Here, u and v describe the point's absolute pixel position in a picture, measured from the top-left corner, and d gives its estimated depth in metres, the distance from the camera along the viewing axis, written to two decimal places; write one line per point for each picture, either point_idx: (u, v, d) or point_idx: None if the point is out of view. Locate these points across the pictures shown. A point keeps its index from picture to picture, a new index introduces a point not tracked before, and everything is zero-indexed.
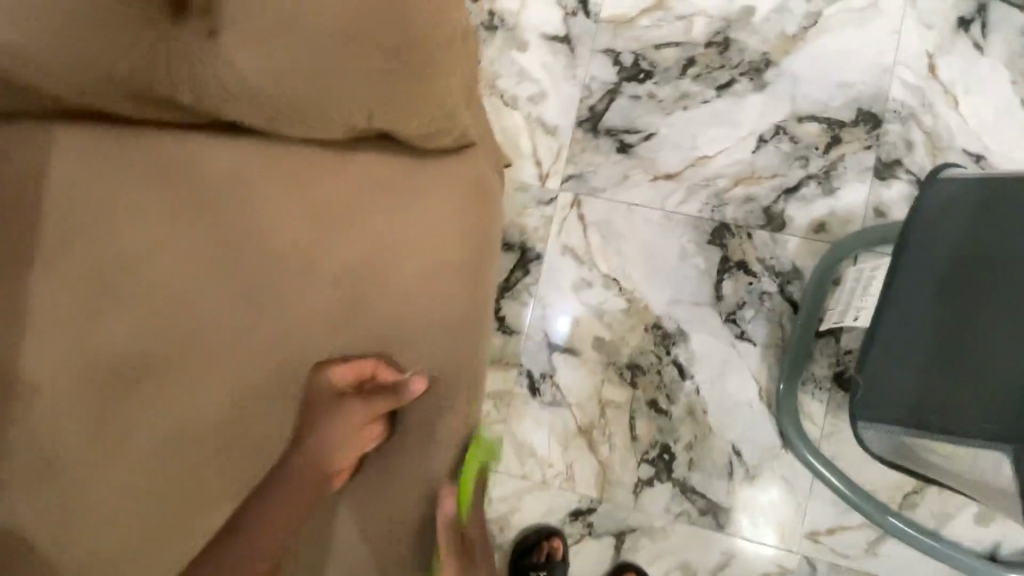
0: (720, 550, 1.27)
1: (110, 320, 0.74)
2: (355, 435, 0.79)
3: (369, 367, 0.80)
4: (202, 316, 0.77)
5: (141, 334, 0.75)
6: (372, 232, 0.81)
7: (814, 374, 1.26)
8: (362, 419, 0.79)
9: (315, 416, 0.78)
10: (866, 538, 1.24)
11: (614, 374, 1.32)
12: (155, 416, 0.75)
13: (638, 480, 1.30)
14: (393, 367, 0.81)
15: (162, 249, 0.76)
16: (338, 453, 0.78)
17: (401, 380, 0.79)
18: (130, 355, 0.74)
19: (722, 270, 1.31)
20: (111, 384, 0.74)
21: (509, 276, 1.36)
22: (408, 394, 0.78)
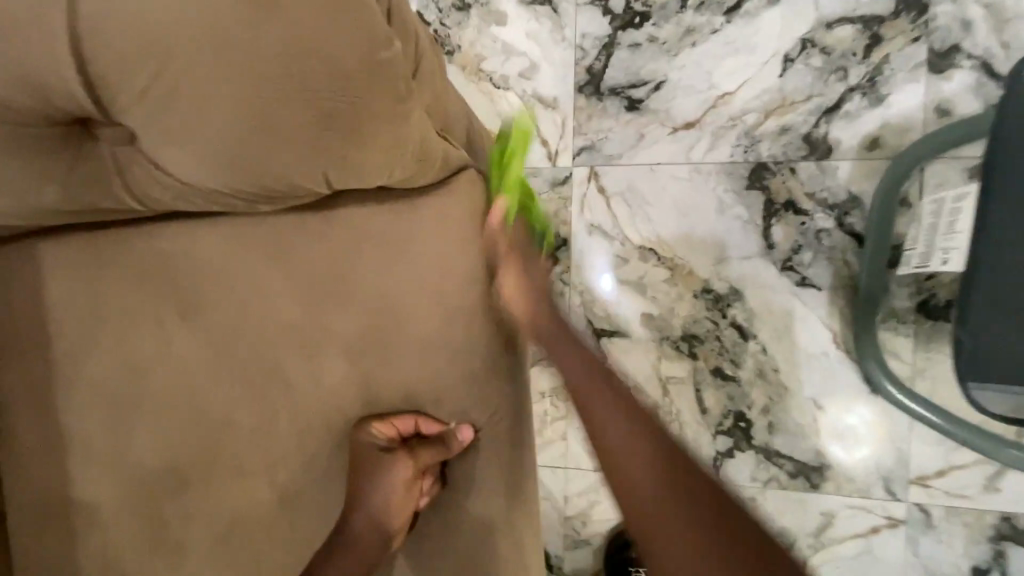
0: (820, 510, 1.18)
1: (140, 428, 0.75)
2: (407, 490, 0.75)
3: (409, 422, 0.76)
4: (223, 410, 0.75)
5: (162, 442, 0.75)
6: (391, 284, 0.75)
7: (894, 309, 1.13)
8: (411, 474, 0.76)
9: (362, 476, 0.75)
10: (983, 474, 1.11)
11: (670, 348, 1.24)
12: (203, 509, 0.76)
13: (716, 454, 1.22)
14: (434, 418, 0.77)
15: (162, 352, 0.74)
16: (395, 510, 0.74)
17: (448, 429, 0.76)
18: (158, 463, 0.76)
19: (768, 216, 1.19)
20: (151, 491, 0.76)
21: (538, 268, 1.29)
22: (457, 444, 0.76)
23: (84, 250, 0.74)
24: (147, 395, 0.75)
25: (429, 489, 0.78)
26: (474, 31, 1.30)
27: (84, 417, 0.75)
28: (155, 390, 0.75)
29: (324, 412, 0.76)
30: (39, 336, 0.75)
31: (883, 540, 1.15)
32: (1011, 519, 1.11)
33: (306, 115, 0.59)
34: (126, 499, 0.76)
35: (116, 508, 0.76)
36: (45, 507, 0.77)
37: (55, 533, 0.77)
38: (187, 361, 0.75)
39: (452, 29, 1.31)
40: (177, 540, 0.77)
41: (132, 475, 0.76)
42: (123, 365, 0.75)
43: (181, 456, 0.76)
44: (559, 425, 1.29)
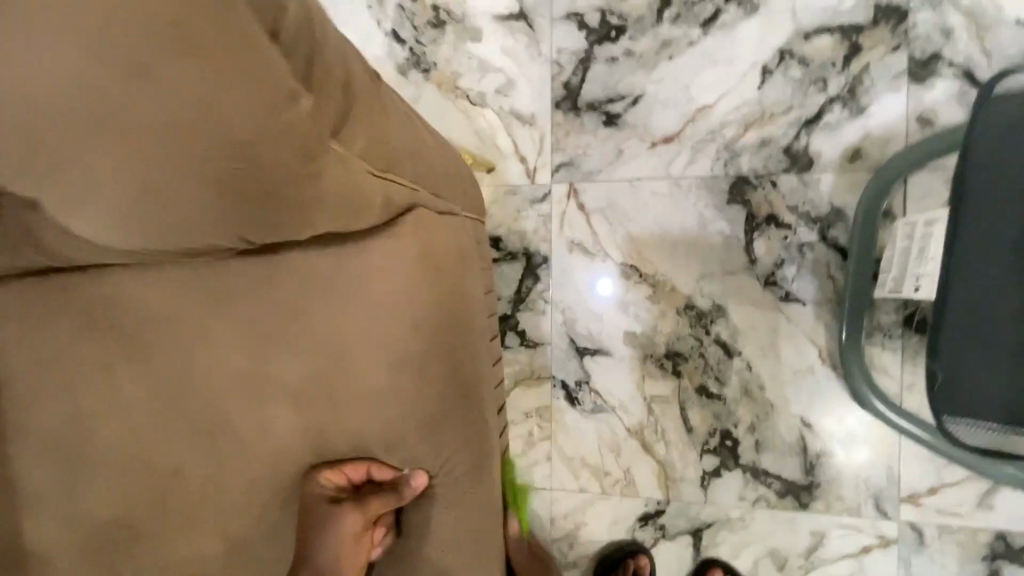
0: (809, 530, 1.15)
1: (97, 475, 0.75)
2: (356, 543, 0.72)
3: (361, 468, 0.73)
4: (180, 459, 0.75)
5: (113, 489, 0.75)
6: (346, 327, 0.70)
7: (881, 324, 1.11)
8: (361, 524, 0.72)
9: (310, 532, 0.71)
10: (976, 492, 1.08)
11: (654, 367, 1.21)
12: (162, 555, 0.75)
13: (703, 473, 1.20)
14: (388, 464, 0.74)
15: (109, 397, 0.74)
16: (343, 565, 0.71)
17: (400, 477, 0.73)
18: (112, 511, 0.75)
19: (750, 230, 1.16)
20: (107, 539, 0.75)
21: (519, 286, 1.27)
22: (410, 492, 0.72)
23: (33, 299, 0.75)
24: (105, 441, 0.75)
25: (384, 539, 0.76)
26: (449, 47, 1.28)
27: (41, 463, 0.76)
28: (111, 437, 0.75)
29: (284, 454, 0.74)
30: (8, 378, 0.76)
31: (875, 560, 1.13)
32: (1005, 537, 1.08)
33: (219, 181, 0.58)
34: (86, 545, 0.75)
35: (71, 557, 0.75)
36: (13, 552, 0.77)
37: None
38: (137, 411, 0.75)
39: (427, 46, 1.30)
40: None
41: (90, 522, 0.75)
42: (79, 409, 0.75)
43: (136, 503, 0.75)
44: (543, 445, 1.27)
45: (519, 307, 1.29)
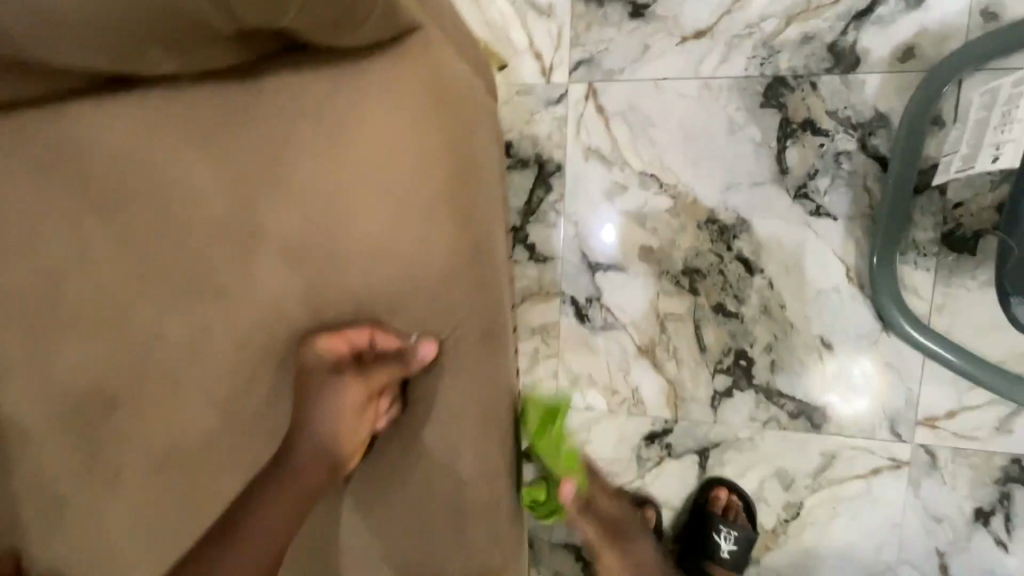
0: (820, 451, 1.12)
1: (61, 360, 0.68)
2: (359, 413, 0.71)
3: (364, 334, 0.70)
4: (157, 328, 0.69)
5: (83, 367, 0.68)
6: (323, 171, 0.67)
7: (916, 240, 1.04)
8: (363, 397, 0.72)
9: (311, 399, 0.70)
10: (996, 415, 1.05)
11: (670, 284, 1.15)
12: (149, 432, 0.71)
13: (714, 393, 1.16)
14: (391, 331, 0.71)
15: (72, 268, 0.66)
16: (340, 431, 0.70)
17: (407, 346, 0.71)
18: (79, 386, 0.69)
19: (784, 137, 1.07)
20: (79, 417, 0.70)
21: (530, 196, 1.19)
22: (417, 362, 0.71)
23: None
24: (71, 318, 0.67)
25: (389, 410, 0.75)
26: None
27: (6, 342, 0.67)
28: (82, 319, 0.67)
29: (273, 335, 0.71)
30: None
31: (885, 482, 1.10)
32: (1021, 462, 1.04)
33: None
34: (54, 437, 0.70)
35: (48, 441, 0.70)
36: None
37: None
38: (115, 278, 0.67)
39: None
40: (116, 471, 0.72)
41: (66, 403, 0.69)
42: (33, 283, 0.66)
43: (112, 370, 0.69)
44: (549, 363, 1.23)
45: (528, 218, 1.21)
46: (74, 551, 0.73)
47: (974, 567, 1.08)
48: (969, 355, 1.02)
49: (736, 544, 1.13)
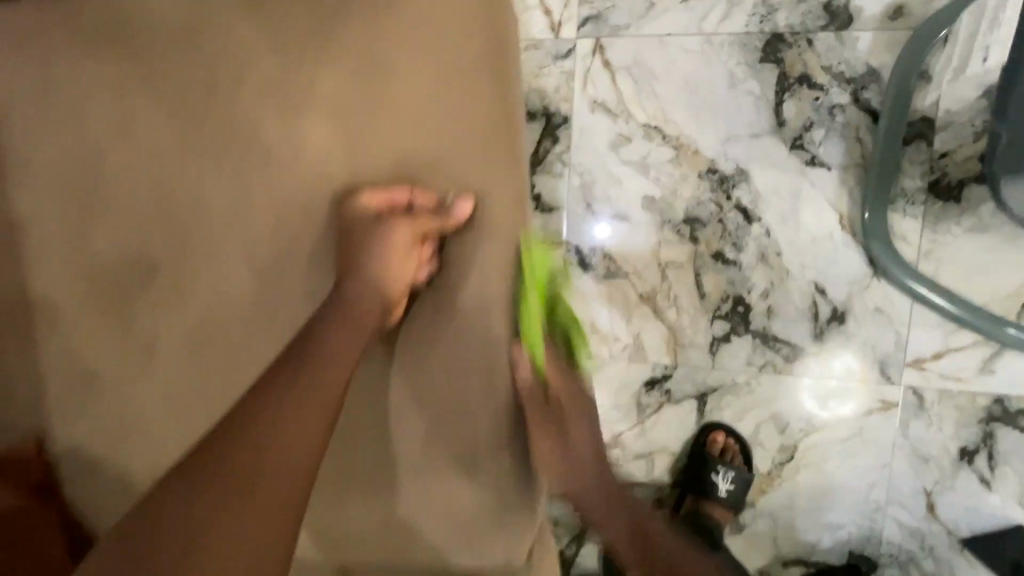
0: (814, 394, 1.17)
1: (118, 256, 0.74)
2: (402, 260, 0.72)
3: (403, 191, 0.72)
4: (202, 203, 0.73)
5: (131, 236, 0.74)
6: (355, 68, 0.69)
7: (905, 189, 1.09)
8: (407, 245, 0.72)
9: (354, 256, 0.72)
10: (980, 356, 1.10)
11: (671, 233, 1.20)
12: (184, 314, 0.75)
13: (713, 339, 1.20)
14: (428, 189, 0.72)
15: (134, 143, 0.73)
16: (386, 278, 0.72)
17: (444, 200, 0.71)
18: (126, 256, 0.74)
19: (782, 90, 1.13)
20: (120, 285, 0.75)
21: (537, 148, 1.23)
22: (454, 215, 0.71)
23: (35, 56, 0.71)
24: (133, 214, 0.74)
25: (431, 262, 0.75)
26: None
27: (63, 215, 0.74)
28: (141, 213, 0.74)
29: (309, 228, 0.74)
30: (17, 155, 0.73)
31: (875, 423, 1.15)
32: (1004, 401, 1.10)
33: None
34: (104, 332, 0.75)
35: (92, 314, 0.75)
36: (26, 347, 0.75)
37: (45, 373, 0.76)
38: (174, 171, 0.73)
39: None
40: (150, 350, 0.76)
41: (112, 280, 0.75)
42: (91, 170, 0.73)
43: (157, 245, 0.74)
44: None
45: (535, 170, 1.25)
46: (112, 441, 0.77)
47: (959, 504, 1.13)
48: (955, 297, 1.07)
49: (734, 484, 1.17)
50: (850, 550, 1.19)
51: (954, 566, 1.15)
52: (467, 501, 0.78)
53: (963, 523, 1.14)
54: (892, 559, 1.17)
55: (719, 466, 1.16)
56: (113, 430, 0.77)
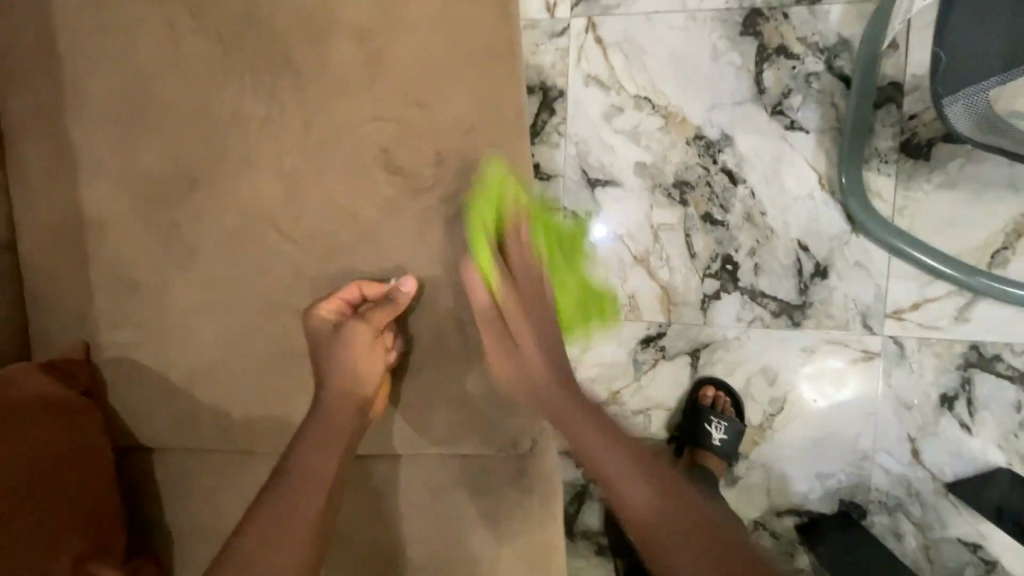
0: (801, 347, 1.23)
1: (179, 197, 0.87)
2: (370, 348, 0.83)
3: (353, 291, 0.85)
4: (241, 150, 0.85)
5: (186, 179, 0.86)
6: (382, 28, 0.81)
7: (878, 149, 1.17)
8: (372, 334, 0.83)
9: (323, 367, 0.83)
10: (954, 305, 1.17)
11: (662, 197, 1.27)
12: (229, 250, 0.87)
13: (704, 297, 1.26)
14: (376, 282, 0.86)
15: (190, 99, 0.85)
16: (363, 372, 0.82)
17: (390, 288, 0.85)
18: (181, 199, 0.87)
19: (761, 61, 1.21)
20: (171, 222, 0.87)
21: (535, 120, 1.31)
22: (403, 296, 0.84)
23: (115, 30, 0.85)
24: (192, 160, 0.86)
25: (394, 345, 0.87)
26: None
27: (132, 163, 0.87)
28: (198, 159, 0.86)
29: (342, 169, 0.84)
30: (100, 115, 0.87)
31: (859, 372, 1.21)
32: (979, 347, 1.17)
33: None
34: (171, 269, 0.88)
35: (153, 248, 0.88)
36: (110, 282, 0.89)
37: (121, 304, 0.89)
38: (227, 121, 0.85)
39: None
40: (201, 279, 0.88)
41: (168, 219, 0.87)
42: (157, 124, 0.86)
43: (207, 192, 0.86)
44: None
45: (534, 141, 1.32)
46: (173, 359, 0.89)
47: (943, 449, 1.19)
48: (928, 248, 1.14)
49: (727, 434, 1.20)
50: (841, 499, 1.23)
51: (941, 510, 1.19)
52: (482, 414, 0.88)
53: (947, 467, 1.19)
54: (882, 505, 1.22)
55: (713, 418, 1.20)
56: (173, 349, 0.89)
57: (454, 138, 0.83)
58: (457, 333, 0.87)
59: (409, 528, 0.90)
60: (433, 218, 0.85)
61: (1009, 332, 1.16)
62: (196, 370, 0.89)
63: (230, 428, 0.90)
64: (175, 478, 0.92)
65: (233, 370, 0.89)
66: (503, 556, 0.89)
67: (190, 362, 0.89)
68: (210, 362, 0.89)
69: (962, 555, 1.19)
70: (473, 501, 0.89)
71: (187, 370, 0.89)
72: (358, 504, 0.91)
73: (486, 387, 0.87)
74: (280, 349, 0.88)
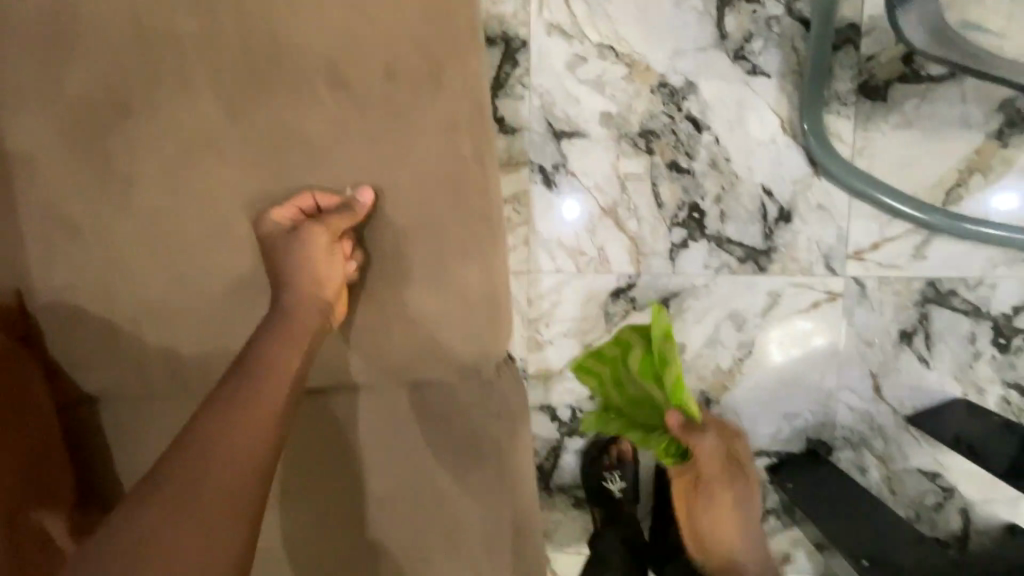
0: (766, 291, 1.25)
1: (127, 141, 0.83)
2: (327, 252, 0.81)
3: (307, 199, 0.84)
4: (190, 96, 0.82)
5: (130, 127, 0.82)
6: None
7: (838, 91, 1.18)
8: (328, 238, 0.81)
9: (280, 268, 0.82)
10: (911, 244, 1.21)
11: (628, 146, 1.26)
12: (183, 201, 0.84)
13: (672, 246, 1.27)
14: (333, 192, 0.84)
15: (129, 43, 0.81)
16: (317, 276, 0.80)
17: (349, 196, 0.84)
18: (127, 148, 0.83)
19: (722, 5, 1.21)
20: (116, 173, 0.83)
21: (497, 72, 1.26)
22: (361, 205, 0.84)
23: None
24: (138, 100, 0.82)
25: (355, 255, 0.85)
26: None
27: (68, 112, 0.82)
28: (147, 99, 0.82)
29: (300, 109, 0.83)
30: (33, 52, 0.81)
31: (823, 314, 1.24)
32: (935, 284, 1.21)
33: None
34: (119, 225, 0.84)
35: (97, 203, 0.83)
36: (51, 241, 0.84)
37: (64, 264, 0.84)
38: (176, 58, 0.81)
39: None
40: (153, 235, 0.84)
41: (112, 172, 0.83)
42: (96, 69, 0.81)
43: (156, 142, 0.83)
44: (522, 231, 1.30)
45: (497, 94, 1.28)
46: (126, 321, 0.85)
47: (903, 383, 1.23)
48: (886, 187, 1.16)
49: None
50: (808, 437, 1.27)
51: (902, 443, 1.24)
52: (452, 356, 0.89)
53: (906, 401, 1.23)
54: (847, 441, 1.26)
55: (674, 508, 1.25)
56: (124, 309, 0.85)
57: (411, 80, 0.82)
58: (421, 275, 0.86)
59: (381, 478, 0.90)
60: (394, 157, 0.84)
61: (963, 267, 1.20)
62: (152, 327, 0.86)
63: (195, 381, 0.88)
64: (137, 442, 0.89)
65: (192, 325, 0.86)
66: (476, 499, 0.90)
67: (144, 322, 0.86)
68: (168, 318, 0.86)
69: (921, 484, 1.24)
70: (444, 446, 0.90)
71: (141, 329, 0.86)
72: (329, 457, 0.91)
73: (454, 328, 0.88)
74: (244, 301, 0.86)
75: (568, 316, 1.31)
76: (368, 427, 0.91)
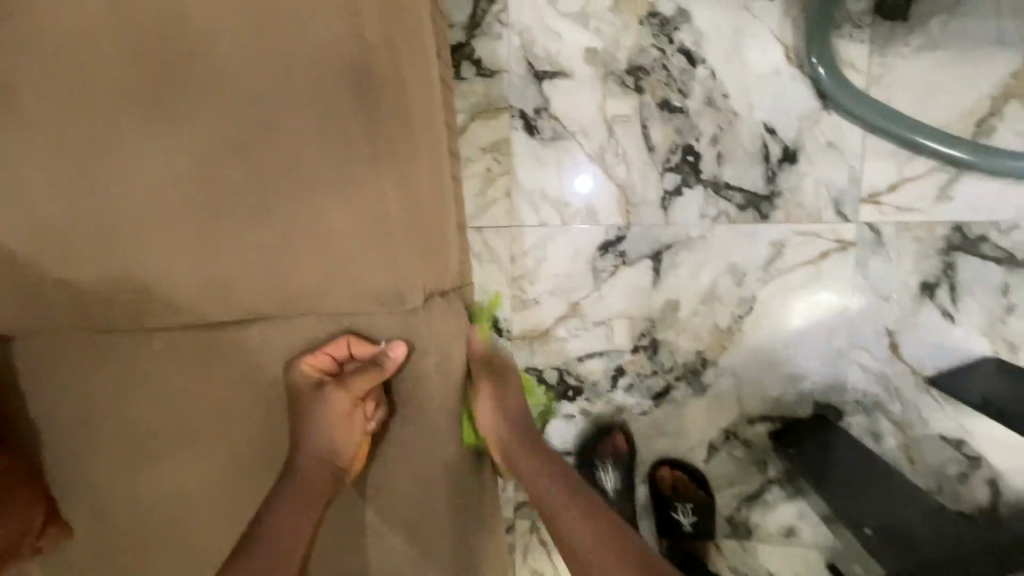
0: (768, 241, 1.14)
1: (23, 62, 0.76)
2: (347, 419, 0.84)
3: (342, 345, 0.84)
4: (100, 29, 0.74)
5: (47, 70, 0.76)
6: None
7: (850, 12, 1.05)
8: (352, 401, 0.84)
9: (307, 398, 0.84)
10: (936, 183, 1.07)
11: (615, 85, 1.15)
12: (107, 148, 0.78)
13: (664, 194, 1.16)
14: (365, 340, 0.84)
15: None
16: (332, 437, 0.83)
17: (380, 350, 0.83)
18: (46, 93, 0.77)
19: None
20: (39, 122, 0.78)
21: (473, 10, 1.16)
22: (390, 362, 0.83)
23: None
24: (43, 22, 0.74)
25: (286, 191, 0.75)
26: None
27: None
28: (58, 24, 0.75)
29: (215, 23, 0.71)
30: None
31: (832, 266, 1.12)
32: (962, 228, 1.07)
33: None
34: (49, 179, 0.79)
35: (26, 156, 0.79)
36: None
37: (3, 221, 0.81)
38: None
39: None
40: (84, 187, 0.79)
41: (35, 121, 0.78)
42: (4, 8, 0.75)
43: (74, 86, 0.76)
44: (502, 183, 1.20)
45: (472, 35, 1.18)
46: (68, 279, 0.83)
47: (922, 340, 1.11)
48: (907, 118, 1.03)
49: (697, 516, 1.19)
50: (815, 402, 1.17)
51: (921, 406, 1.13)
52: (402, 305, 0.81)
53: (927, 360, 1.11)
54: (859, 406, 1.15)
55: (678, 503, 1.19)
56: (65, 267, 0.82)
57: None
58: (356, 213, 0.75)
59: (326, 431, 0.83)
60: (319, 73, 0.71)
61: (995, 208, 1.06)
62: (95, 285, 0.83)
63: (124, 325, 0.85)
64: (93, 404, 0.88)
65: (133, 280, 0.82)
66: (437, 451, 0.86)
67: (87, 279, 0.83)
68: (107, 273, 0.82)
69: (943, 453, 1.12)
70: (402, 397, 0.86)
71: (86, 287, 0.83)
72: (278, 411, 0.86)
73: (398, 272, 0.78)
74: (181, 252, 0.81)
75: (555, 273, 1.20)
76: (307, 360, 0.84)
